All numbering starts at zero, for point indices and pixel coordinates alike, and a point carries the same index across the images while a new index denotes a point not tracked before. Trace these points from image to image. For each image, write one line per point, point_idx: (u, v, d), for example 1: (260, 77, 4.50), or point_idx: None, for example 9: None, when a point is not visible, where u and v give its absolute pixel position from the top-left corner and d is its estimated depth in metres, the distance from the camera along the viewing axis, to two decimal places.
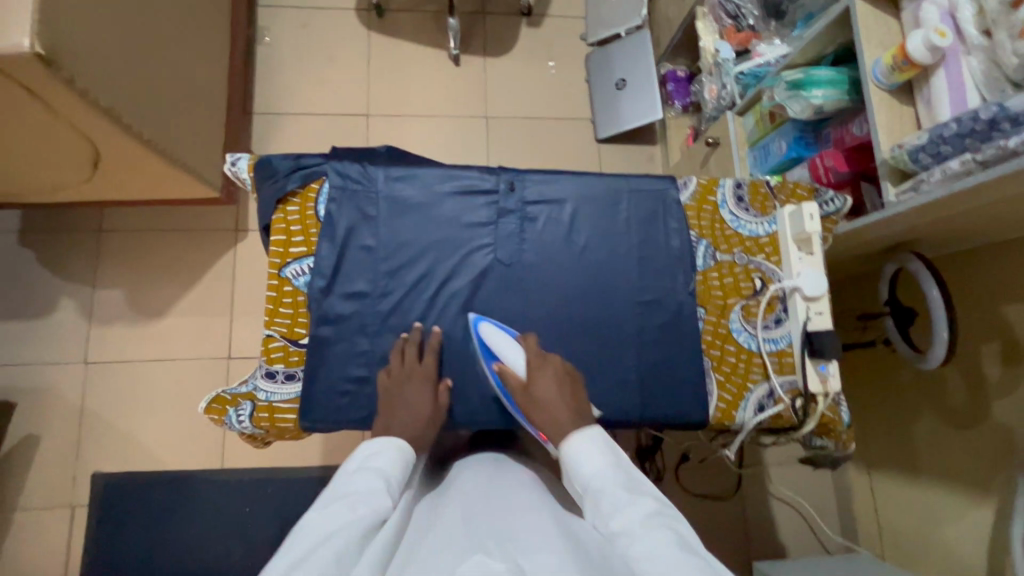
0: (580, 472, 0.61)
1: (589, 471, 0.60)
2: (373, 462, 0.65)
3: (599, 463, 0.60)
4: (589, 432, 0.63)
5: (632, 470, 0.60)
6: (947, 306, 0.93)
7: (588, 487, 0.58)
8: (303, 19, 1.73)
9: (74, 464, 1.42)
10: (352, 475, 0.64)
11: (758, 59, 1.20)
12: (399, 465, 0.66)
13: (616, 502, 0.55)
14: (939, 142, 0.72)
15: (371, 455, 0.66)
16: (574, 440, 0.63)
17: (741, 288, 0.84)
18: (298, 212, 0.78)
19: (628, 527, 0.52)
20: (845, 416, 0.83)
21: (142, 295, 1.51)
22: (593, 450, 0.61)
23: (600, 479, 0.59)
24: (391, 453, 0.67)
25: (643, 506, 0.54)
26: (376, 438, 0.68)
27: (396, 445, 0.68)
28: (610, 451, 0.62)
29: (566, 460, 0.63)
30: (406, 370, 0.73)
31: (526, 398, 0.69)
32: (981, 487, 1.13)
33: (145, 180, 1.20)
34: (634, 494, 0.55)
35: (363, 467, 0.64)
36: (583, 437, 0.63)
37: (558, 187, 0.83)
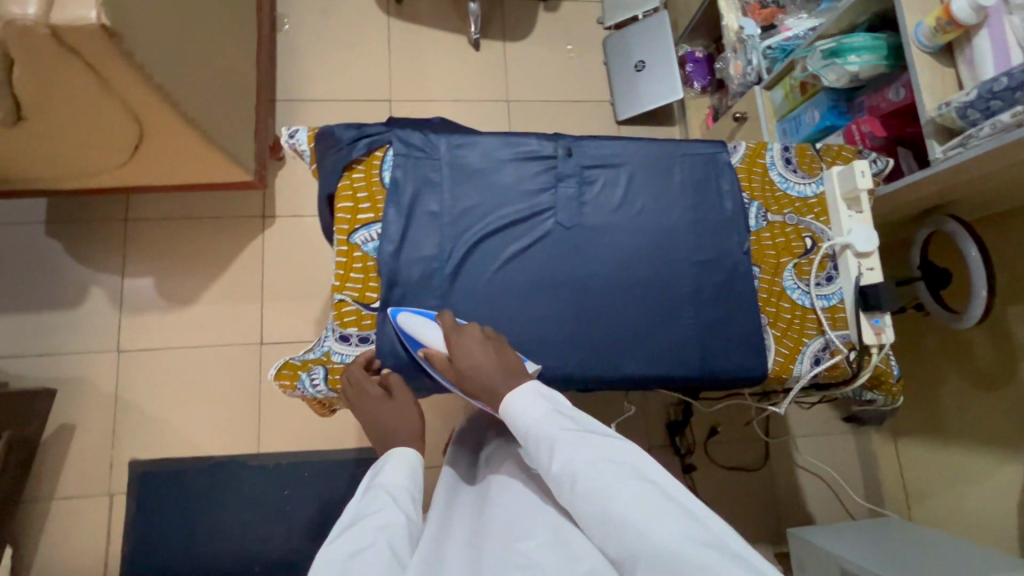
0: (519, 426, 0.62)
1: (530, 420, 0.61)
2: (383, 478, 0.64)
3: (536, 413, 0.61)
4: (521, 389, 0.63)
5: (568, 408, 0.62)
6: (987, 265, 0.95)
7: (530, 438, 0.60)
8: (322, 6, 1.73)
9: (110, 452, 1.42)
10: (366, 494, 0.62)
11: (786, 33, 1.24)
12: (408, 473, 0.65)
13: (561, 444, 0.57)
14: (989, 97, 0.75)
15: (381, 471, 0.65)
16: (511, 398, 0.63)
17: (793, 247, 0.86)
18: (363, 180, 0.80)
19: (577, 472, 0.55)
20: (895, 368, 0.86)
21: (171, 283, 1.51)
22: (529, 402, 0.62)
23: (540, 427, 0.60)
24: (399, 463, 0.65)
25: (589, 445, 0.57)
26: (383, 455, 0.66)
27: (404, 452, 0.67)
28: (544, 397, 0.63)
29: (506, 415, 0.63)
30: (358, 399, 0.73)
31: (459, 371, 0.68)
32: (1009, 445, 1.17)
33: (182, 163, 1.21)
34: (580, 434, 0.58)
35: (375, 485, 0.63)
36: (521, 390, 0.63)
37: (613, 152, 0.85)
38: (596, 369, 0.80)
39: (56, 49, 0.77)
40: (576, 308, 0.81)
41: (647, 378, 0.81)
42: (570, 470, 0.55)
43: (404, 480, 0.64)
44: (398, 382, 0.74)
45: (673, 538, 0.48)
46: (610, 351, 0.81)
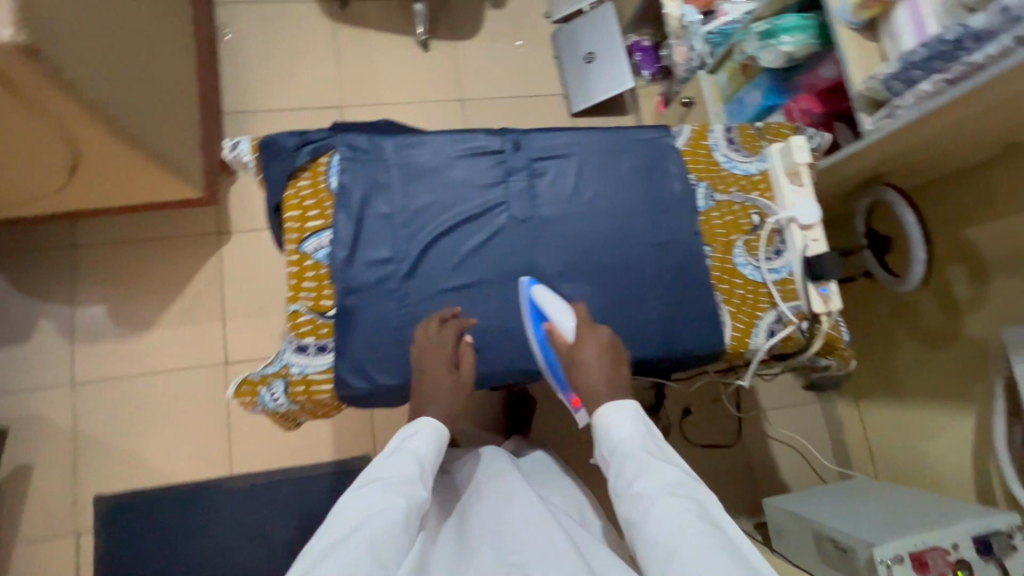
0: (608, 439, 0.65)
1: (620, 437, 0.64)
2: (410, 444, 0.66)
3: (628, 433, 0.64)
4: (620, 407, 0.66)
5: (657, 438, 0.66)
6: (923, 229, 1.00)
7: (617, 454, 0.64)
8: (263, 13, 1.69)
9: (74, 490, 1.36)
10: (389, 454, 0.65)
11: (724, 18, 1.25)
12: (435, 445, 0.67)
13: (645, 470, 0.61)
14: (910, 68, 0.78)
15: (410, 436, 0.67)
16: (606, 411, 0.66)
17: (741, 224, 0.88)
18: (310, 187, 0.78)
19: (654, 502, 0.59)
20: (845, 334, 0.89)
21: (125, 308, 1.45)
22: (624, 423, 0.65)
23: (629, 450, 0.64)
24: (431, 437, 0.67)
25: (670, 478, 0.61)
26: (413, 422, 0.68)
27: (437, 428, 0.68)
28: (639, 419, 0.66)
29: (597, 426, 0.67)
30: (427, 343, 0.73)
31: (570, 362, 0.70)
32: (961, 398, 1.23)
33: (125, 184, 1.16)
34: (664, 466, 0.62)
35: (400, 448, 0.66)
36: (619, 407, 0.66)
37: (562, 142, 0.86)
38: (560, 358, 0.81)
39: None
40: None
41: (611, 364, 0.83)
42: (646, 497, 0.60)
43: (432, 450, 0.67)
44: (468, 358, 0.73)
45: None
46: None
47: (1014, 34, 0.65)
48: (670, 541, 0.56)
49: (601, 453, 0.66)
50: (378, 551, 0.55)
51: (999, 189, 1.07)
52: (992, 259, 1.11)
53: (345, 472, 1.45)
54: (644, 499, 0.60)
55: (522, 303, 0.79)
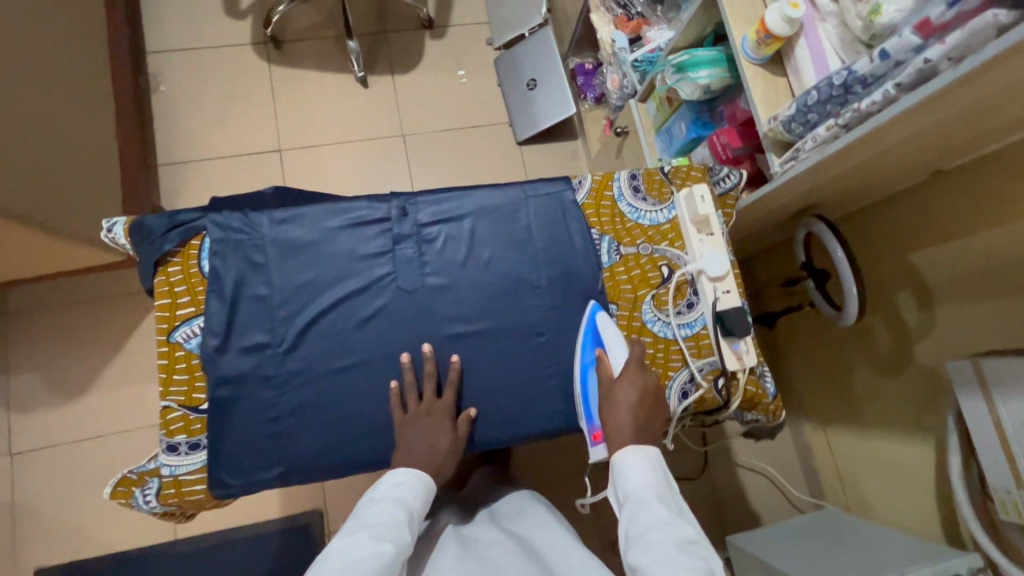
0: (624, 484, 0.67)
1: (637, 483, 0.66)
2: (396, 492, 0.69)
3: (647, 478, 0.66)
4: (642, 449, 0.68)
5: (674, 494, 0.66)
6: (852, 264, 0.96)
7: (632, 499, 0.65)
8: (197, 60, 1.67)
9: (12, 563, 1.33)
10: (375, 503, 0.68)
11: (649, 46, 1.20)
12: (420, 495, 0.71)
13: (656, 519, 0.62)
14: (806, 111, 0.74)
15: (396, 484, 0.70)
16: (626, 453, 0.68)
17: (650, 278, 0.84)
18: (180, 272, 0.74)
19: (662, 550, 0.59)
20: (769, 388, 0.84)
21: (62, 373, 1.42)
22: (644, 465, 0.67)
23: (645, 495, 0.65)
24: (416, 486, 0.71)
25: (681, 531, 0.61)
26: (402, 471, 0.71)
27: (423, 479, 0.72)
28: (658, 470, 0.67)
29: (614, 470, 0.69)
30: (425, 406, 0.74)
31: (609, 393, 0.72)
32: (918, 427, 1.17)
33: (32, 254, 1.14)
34: (676, 519, 0.62)
35: (387, 496, 0.69)
36: (642, 453, 0.68)
37: (453, 204, 0.82)
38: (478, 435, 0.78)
39: None
40: (442, 370, 0.78)
41: (512, 435, 0.79)
42: (654, 543, 0.59)
43: (420, 501, 0.70)
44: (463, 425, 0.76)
45: None
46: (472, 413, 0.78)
47: (896, 80, 0.61)
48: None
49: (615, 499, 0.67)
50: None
51: (937, 212, 1.02)
52: (935, 284, 1.05)
53: (294, 530, 1.40)
54: (651, 543, 0.60)
55: (579, 333, 0.80)
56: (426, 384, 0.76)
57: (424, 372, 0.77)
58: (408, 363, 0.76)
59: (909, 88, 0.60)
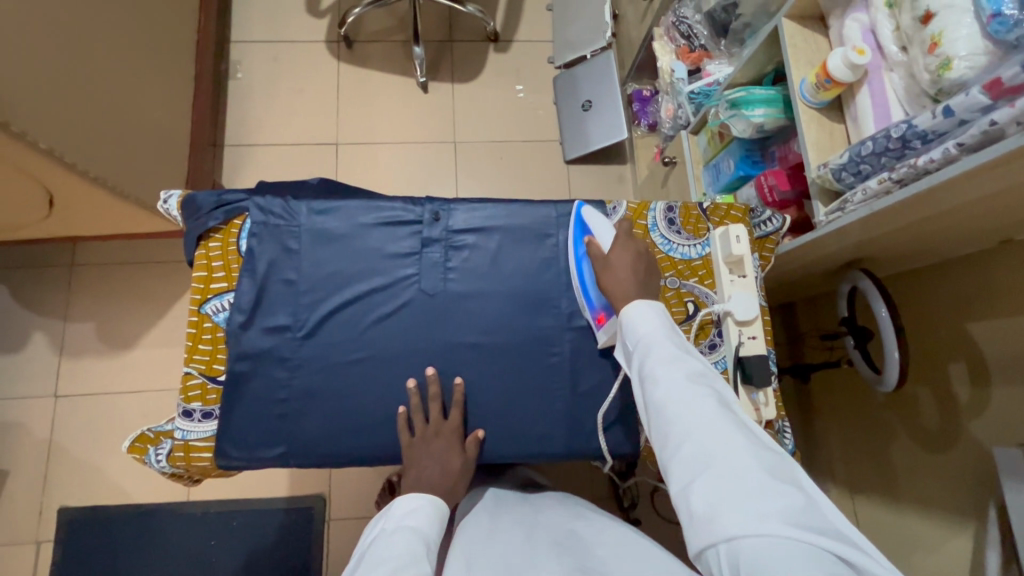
0: (633, 334, 0.67)
1: (644, 330, 0.66)
2: (410, 520, 0.66)
3: (651, 324, 0.67)
4: (644, 303, 0.68)
5: (677, 333, 0.67)
6: (897, 326, 0.90)
7: (641, 344, 0.66)
8: (273, 52, 1.77)
9: (41, 500, 1.41)
10: (390, 534, 0.64)
11: (708, 79, 1.18)
12: (435, 523, 0.68)
13: (667, 358, 0.63)
14: (859, 161, 0.71)
15: (409, 512, 0.68)
16: (631, 307, 0.69)
17: (674, 313, 0.82)
18: (220, 248, 0.79)
19: (675, 382, 0.61)
20: (787, 444, 0.80)
21: (111, 327, 1.52)
22: (650, 315, 0.67)
23: (653, 338, 0.66)
24: (430, 512, 0.68)
25: (690, 366, 0.62)
26: (415, 496, 0.69)
27: (436, 504, 0.70)
28: (662, 316, 0.68)
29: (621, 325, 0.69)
30: (432, 427, 0.74)
31: (603, 264, 0.73)
32: (958, 511, 1.07)
33: (101, 218, 1.23)
34: (685, 356, 0.63)
35: (403, 525, 0.66)
36: (646, 306, 0.68)
37: (484, 215, 0.83)
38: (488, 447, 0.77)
39: None
40: (447, 392, 0.78)
41: (511, 449, 0.78)
42: (667, 378, 0.61)
43: (434, 530, 0.67)
44: (473, 449, 0.76)
45: (745, 465, 0.53)
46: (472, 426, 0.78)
47: (957, 140, 0.57)
48: (687, 418, 0.58)
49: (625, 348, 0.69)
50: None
51: (1003, 284, 0.94)
52: (992, 361, 0.97)
53: (296, 511, 1.43)
54: (663, 379, 0.62)
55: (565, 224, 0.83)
56: (432, 406, 0.75)
57: (429, 395, 0.76)
58: (417, 391, 0.75)
59: (972, 149, 0.57)
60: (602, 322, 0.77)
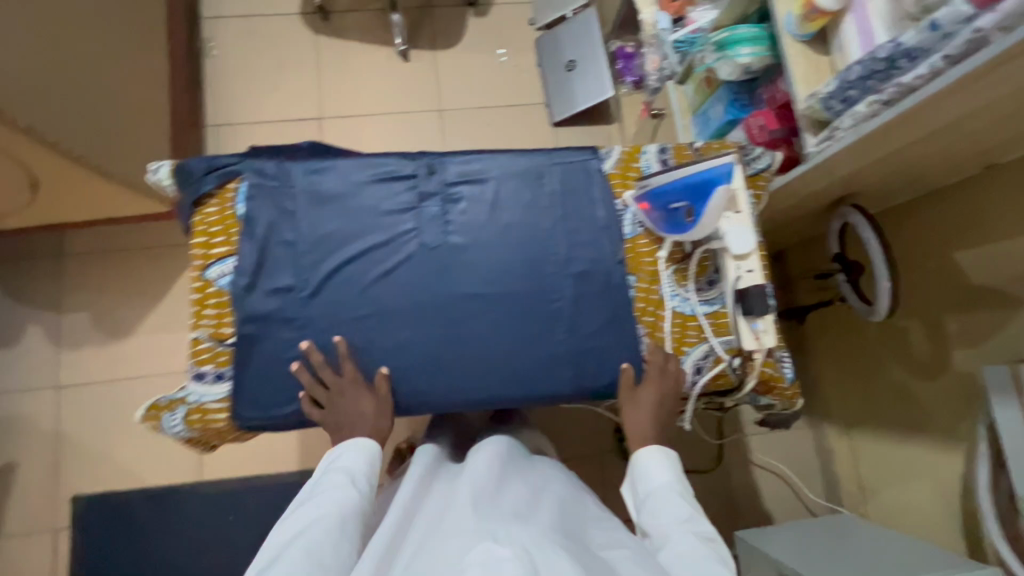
0: (647, 483, 0.73)
1: (658, 482, 0.73)
2: (342, 459, 0.70)
3: (662, 475, 0.73)
4: (667, 454, 0.75)
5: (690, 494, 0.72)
6: (888, 256, 0.92)
7: (653, 496, 0.72)
8: (247, 28, 1.73)
9: (55, 488, 1.43)
10: (322, 474, 0.69)
11: (691, 26, 1.16)
12: (363, 458, 0.71)
13: (677, 517, 0.68)
14: (846, 87, 0.71)
15: (337, 457, 0.71)
16: (646, 452, 0.75)
17: (671, 253, 0.83)
18: (216, 214, 0.78)
19: (679, 535, 0.65)
20: (787, 372, 0.83)
21: (108, 316, 1.51)
22: (662, 469, 0.74)
23: (663, 490, 0.72)
24: (356, 450, 0.71)
25: (696, 526, 0.66)
26: (340, 444, 0.73)
27: (362, 442, 0.73)
28: (675, 474, 0.74)
29: (635, 471, 0.75)
30: (335, 390, 0.75)
31: (630, 397, 0.79)
32: (949, 435, 1.12)
33: (89, 202, 1.21)
34: (693, 517, 0.67)
35: (332, 468, 0.70)
36: (663, 458, 0.75)
37: (479, 166, 0.83)
38: (498, 394, 0.79)
39: None
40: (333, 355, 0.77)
41: (520, 395, 0.79)
42: (673, 529, 0.66)
43: (362, 462, 0.70)
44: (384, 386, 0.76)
45: None
46: (461, 383, 0.78)
47: (944, 52, 0.58)
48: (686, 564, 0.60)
49: (638, 497, 0.74)
50: (319, 549, 0.56)
51: (988, 209, 0.97)
52: (981, 286, 1.00)
53: None
54: (669, 531, 0.66)
55: (712, 166, 0.76)
56: (326, 373, 0.75)
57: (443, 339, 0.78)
58: (309, 348, 0.75)
59: (957, 61, 0.58)
60: (645, 212, 0.81)
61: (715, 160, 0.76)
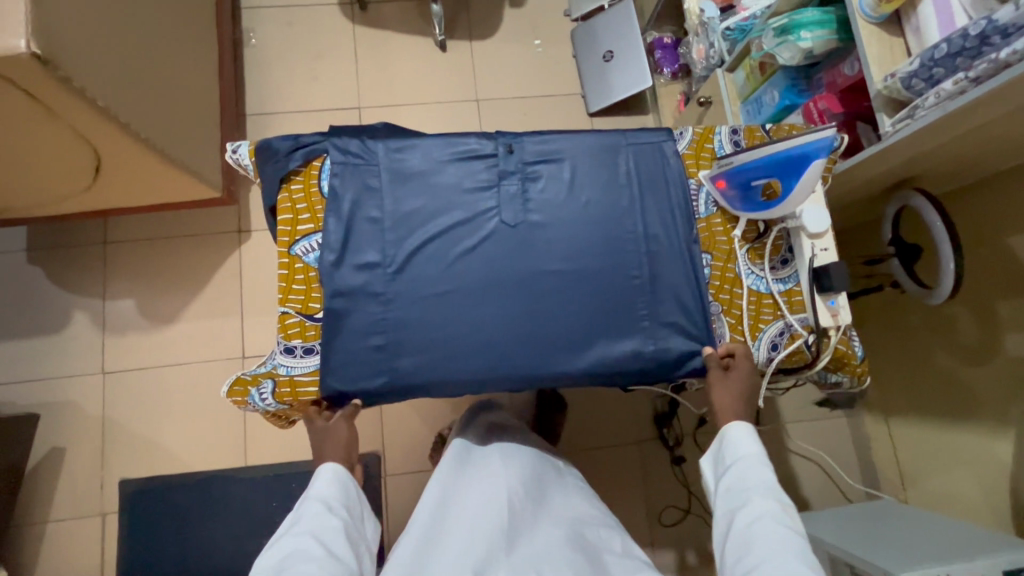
0: (730, 451, 0.74)
1: (743, 451, 0.73)
2: (317, 490, 0.73)
3: (748, 446, 0.73)
4: (750, 427, 0.75)
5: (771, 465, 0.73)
6: (952, 237, 0.93)
7: (736, 464, 0.72)
8: (286, 18, 1.74)
9: (101, 473, 1.44)
10: (300, 507, 0.72)
11: (743, 14, 1.19)
12: (336, 484, 0.74)
13: (758, 487, 0.69)
14: (931, 65, 0.73)
15: (315, 482, 0.74)
16: (733, 428, 0.75)
17: (746, 233, 0.85)
18: (302, 190, 0.80)
19: (759, 506, 0.67)
20: (858, 350, 0.84)
21: (152, 302, 1.52)
22: (747, 442, 0.74)
23: (748, 460, 0.72)
24: (330, 477, 0.74)
25: (773, 499, 0.67)
26: (318, 468, 0.76)
27: (334, 468, 0.75)
28: (759, 444, 0.74)
29: (720, 439, 0.76)
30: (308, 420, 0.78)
31: (723, 373, 0.78)
32: (999, 419, 1.13)
33: (146, 185, 1.22)
34: (773, 488, 0.69)
35: (310, 495, 0.73)
36: (746, 430, 0.74)
37: (556, 145, 0.84)
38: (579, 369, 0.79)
39: None
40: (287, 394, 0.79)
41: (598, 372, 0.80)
42: (754, 497, 0.68)
43: (335, 489, 0.74)
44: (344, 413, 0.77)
45: None
46: (541, 358, 0.79)
47: None
48: (766, 535, 0.64)
49: (718, 463, 0.75)
50: None
51: None
52: None
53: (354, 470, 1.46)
54: (749, 500, 0.68)
55: (796, 146, 0.74)
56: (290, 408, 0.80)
57: (525, 315, 0.79)
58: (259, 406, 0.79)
59: None
60: (720, 190, 0.83)
61: (801, 138, 0.74)
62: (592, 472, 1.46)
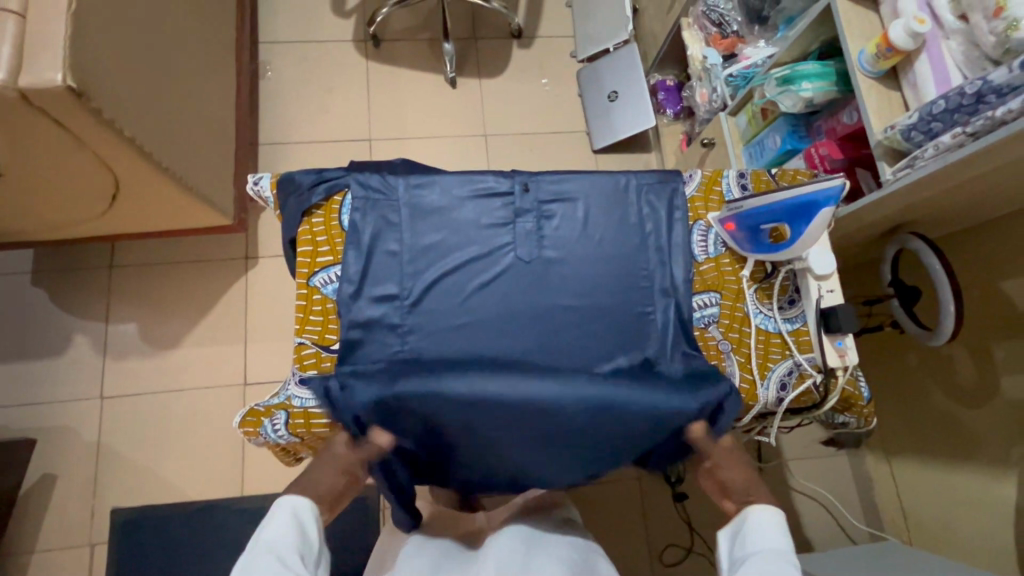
0: (747, 536, 0.69)
1: (761, 534, 0.68)
2: (267, 532, 0.65)
3: (775, 533, 0.68)
4: (773, 513, 0.70)
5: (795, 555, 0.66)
6: (952, 282, 0.96)
7: (750, 549, 0.67)
8: (302, 53, 1.79)
9: (92, 501, 1.40)
10: (249, 551, 0.64)
11: (745, 62, 1.25)
12: (292, 525, 0.66)
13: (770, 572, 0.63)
14: (930, 119, 0.77)
15: (268, 523, 0.66)
16: (754, 509, 0.72)
17: (753, 273, 0.88)
18: (323, 224, 0.82)
19: None
20: (865, 391, 0.86)
21: (155, 327, 1.52)
22: (771, 529, 0.68)
23: (768, 546, 0.67)
24: (286, 518, 0.67)
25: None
26: (275, 508, 0.68)
27: (291, 509, 0.68)
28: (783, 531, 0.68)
29: (738, 520, 0.72)
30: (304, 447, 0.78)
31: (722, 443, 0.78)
32: (1000, 462, 1.13)
33: (161, 211, 1.24)
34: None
35: (259, 538, 0.65)
36: (765, 512, 0.71)
37: (571, 185, 0.87)
38: None
39: (20, 106, 0.81)
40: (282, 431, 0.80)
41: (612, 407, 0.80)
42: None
43: (290, 529, 0.66)
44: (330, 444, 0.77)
45: None
46: None
47: None
48: None
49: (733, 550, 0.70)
50: None
51: None
52: None
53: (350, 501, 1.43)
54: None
55: (801, 194, 0.76)
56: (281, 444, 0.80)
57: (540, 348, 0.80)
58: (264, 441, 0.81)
59: None
60: (729, 232, 0.86)
61: (806, 187, 0.76)
62: (593, 509, 1.44)
